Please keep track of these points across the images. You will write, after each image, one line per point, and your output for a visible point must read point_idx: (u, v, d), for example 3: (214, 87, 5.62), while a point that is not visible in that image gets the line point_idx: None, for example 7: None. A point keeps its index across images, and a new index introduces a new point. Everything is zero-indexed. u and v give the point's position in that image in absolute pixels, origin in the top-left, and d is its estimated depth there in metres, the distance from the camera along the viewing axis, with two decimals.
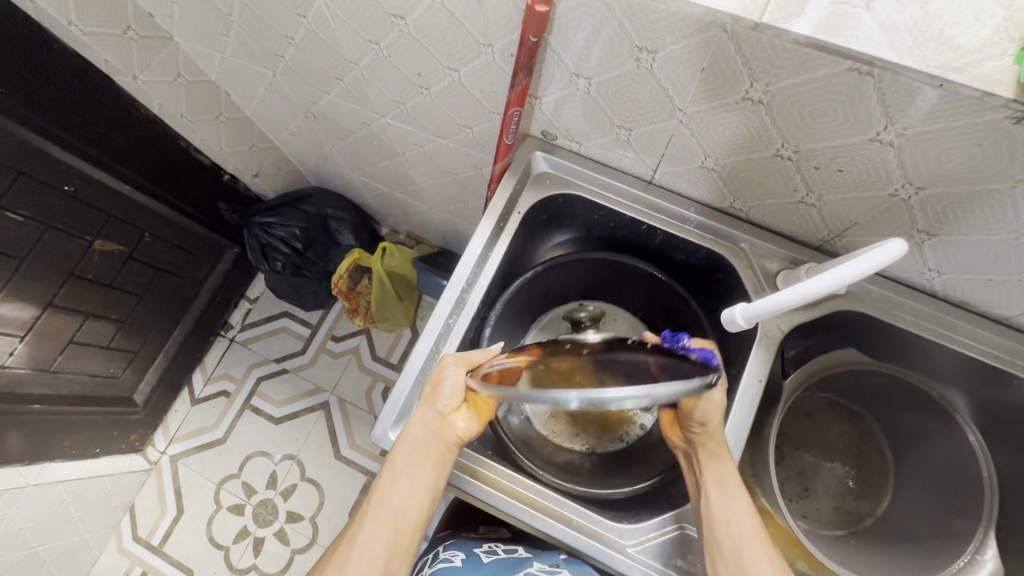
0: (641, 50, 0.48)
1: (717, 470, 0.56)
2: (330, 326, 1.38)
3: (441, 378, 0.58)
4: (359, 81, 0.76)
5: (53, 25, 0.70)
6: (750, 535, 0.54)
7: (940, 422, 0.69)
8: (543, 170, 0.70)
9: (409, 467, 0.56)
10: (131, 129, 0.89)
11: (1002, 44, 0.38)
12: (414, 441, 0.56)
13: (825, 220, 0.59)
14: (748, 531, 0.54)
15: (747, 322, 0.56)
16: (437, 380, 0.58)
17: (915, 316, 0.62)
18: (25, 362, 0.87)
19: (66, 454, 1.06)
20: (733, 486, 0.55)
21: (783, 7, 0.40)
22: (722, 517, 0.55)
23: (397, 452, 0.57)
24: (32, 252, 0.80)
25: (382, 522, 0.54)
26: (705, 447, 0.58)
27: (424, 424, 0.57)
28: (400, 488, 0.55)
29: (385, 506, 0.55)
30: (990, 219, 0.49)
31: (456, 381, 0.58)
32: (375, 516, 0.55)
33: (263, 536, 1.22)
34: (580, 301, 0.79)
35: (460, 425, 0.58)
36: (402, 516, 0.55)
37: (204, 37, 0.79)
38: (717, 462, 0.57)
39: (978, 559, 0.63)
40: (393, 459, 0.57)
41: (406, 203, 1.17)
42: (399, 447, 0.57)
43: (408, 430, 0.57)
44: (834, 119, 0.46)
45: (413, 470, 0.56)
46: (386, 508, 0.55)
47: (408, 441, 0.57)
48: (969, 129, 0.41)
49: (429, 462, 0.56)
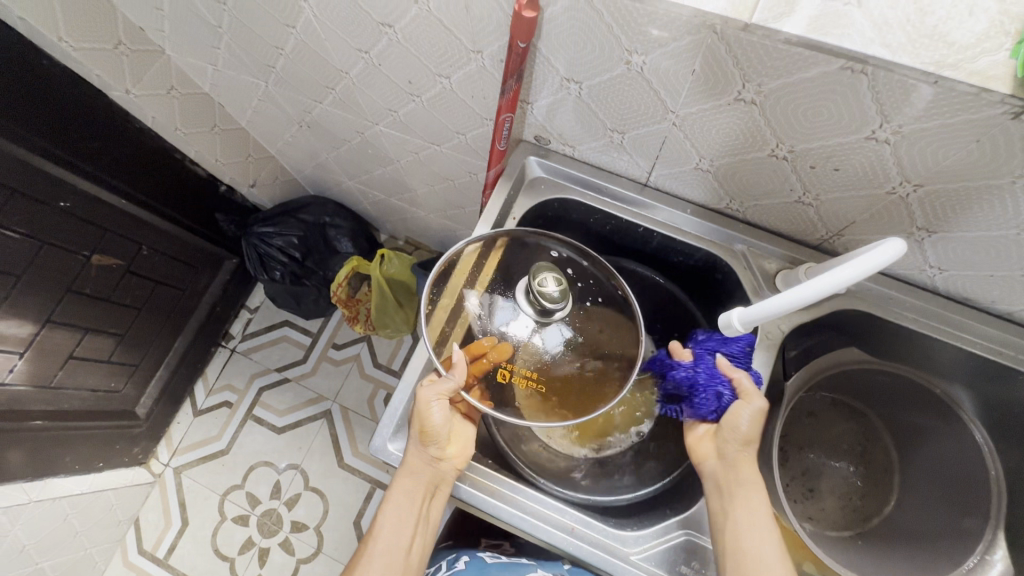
0: (631, 54, 0.47)
1: (749, 502, 0.54)
2: (331, 334, 1.38)
3: (427, 416, 0.57)
4: (350, 90, 0.76)
5: (44, 41, 0.69)
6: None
7: (945, 419, 0.68)
8: (537, 175, 0.69)
9: (406, 506, 0.58)
10: (126, 143, 0.88)
11: (997, 39, 0.37)
12: (409, 481, 0.58)
13: (823, 219, 0.58)
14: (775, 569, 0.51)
15: (745, 326, 0.56)
16: (422, 419, 0.57)
17: (917, 313, 0.62)
18: (25, 379, 0.87)
19: (69, 469, 1.06)
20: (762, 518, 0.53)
21: (773, 7, 0.40)
22: (749, 550, 0.52)
23: (394, 488, 0.59)
24: (30, 270, 0.79)
25: (381, 553, 0.58)
26: (738, 474, 0.55)
27: (420, 466, 0.58)
28: (399, 523, 0.59)
29: (392, 544, 0.58)
30: (991, 215, 0.48)
31: (441, 418, 0.57)
32: (375, 549, 0.58)
33: (269, 547, 1.22)
34: None
35: (454, 456, 0.59)
36: (401, 547, 0.58)
37: (196, 49, 0.79)
38: (748, 492, 0.54)
39: (987, 559, 0.63)
40: (391, 493, 0.59)
41: (404, 209, 1.17)
42: (398, 487, 0.58)
43: (404, 465, 0.59)
44: (829, 117, 0.45)
45: (415, 510, 0.59)
46: (385, 541, 0.58)
47: (402, 480, 0.58)
48: (967, 125, 0.41)
49: (426, 499, 0.59)
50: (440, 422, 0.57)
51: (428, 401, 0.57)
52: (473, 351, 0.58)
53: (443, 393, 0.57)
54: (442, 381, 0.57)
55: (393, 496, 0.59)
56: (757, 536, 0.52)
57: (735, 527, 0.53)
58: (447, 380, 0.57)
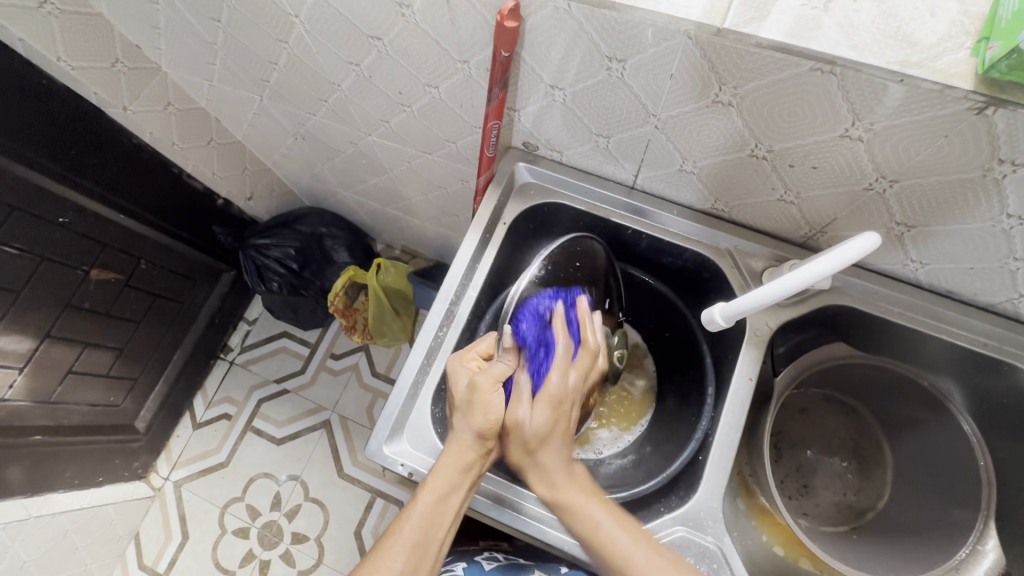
0: (611, 60, 0.49)
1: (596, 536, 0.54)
2: (329, 344, 1.39)
3: (489, 404, 0.56)
4: (343, 102, 0.77)
5: (43, 62, 0.71)
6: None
7: (936, 413, 0.68)
8: (527, 180, 0.70)
9: (451, 495, 0.55)
10: (123, 160, 0.90)
11: (959, 38, 0.39)
12: (457, 471, 0.56)
13: (806, 217, 0.59)
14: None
15: (728, 321, 0.57)
16: (483, 408, 0.56)
17: (902, 308, 0.62)
18: (25, 394, 0.88)
19: (68, 484, 1.06)
20: (622, 538, 0.54)
21: (744, 13, 0.41)
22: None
23: (436, 476, 0.55)
24: (29, 285, 0.81)
25: (412, 541, 0.53)
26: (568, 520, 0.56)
27: (469, 449, 0.56)
28: (440, 513, 0.55)
29: (416, 531, 0.54)
30: (967, 210, 0.49)
31: (501, 406, 0.57)
32: (406, 537, 0.53)
33: (269, 559, 1.22)
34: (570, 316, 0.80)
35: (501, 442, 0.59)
36: (435, 538, 0.54)
37: (191, 65, 0.81)
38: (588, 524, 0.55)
39: (979, 550, 0.63)
40: (431, 481, 0.55)
41: (399, 218, 1.18)
42: (443, 471, 0.55)
43: (452, 453, 0.56)
44: (804, 118, 0.47)
45: (452, 496, 0.55)
46: (421, 529, 0.54)
47: (450, 467, 0.55)
48: (935, 122, 0.42)
49: (467, 490, 0.57)
50: (500, 409, 0.57)
51: (486, 388, 0.57)
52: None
53: (500, 377, 0.57)
54: (495, 366, 0.58)
55: (434, 486, 0.55)
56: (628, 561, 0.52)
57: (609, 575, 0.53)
58: (502, 364, 0.59)
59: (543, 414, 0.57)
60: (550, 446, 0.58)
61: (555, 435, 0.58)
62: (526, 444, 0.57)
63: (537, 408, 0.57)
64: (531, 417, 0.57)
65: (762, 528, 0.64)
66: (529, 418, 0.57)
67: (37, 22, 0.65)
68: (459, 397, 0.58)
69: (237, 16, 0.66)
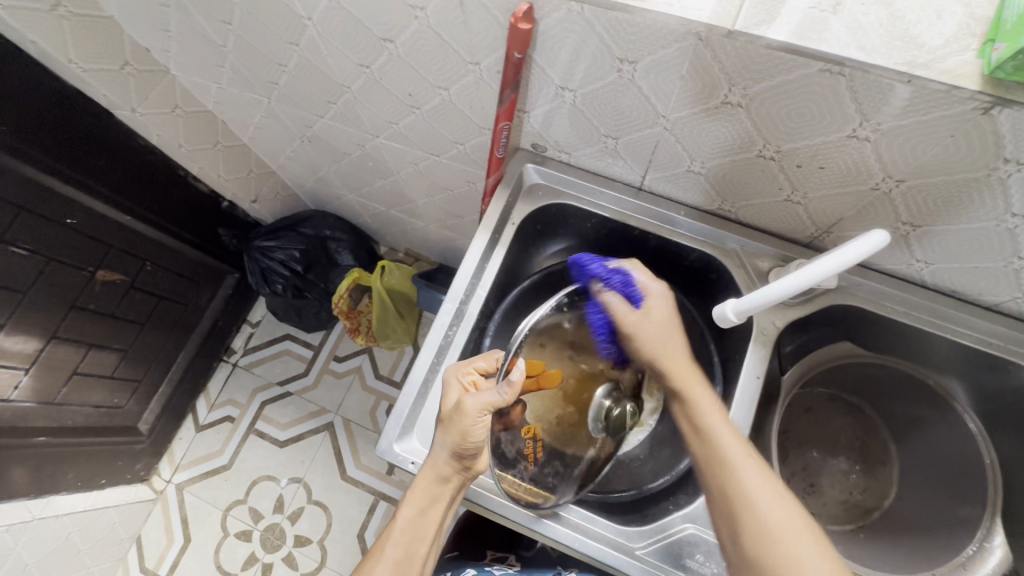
0: (622, 61, 0.50)
1: (724, 450, 0.50)
2: (332, 346, 1.39)
3: (468, 428, 0.54)
4: (351, 104, 0.78)
5: (54, 65, 0.72)
6: (811, 548, 0.44)
7: (939, 411, 0.70)
8: (535, 181, 0.71)
9: (428, 510, 0.56)
10: (131, 161, 0.91)
11: (965, 40, 0.40)
12: (434, 486, 0.56)
13: (812, 217, 0.60)
14: (790, 540, 0.45)
15: (739, 317, 0.57)
16: (462, 430, 0.54)
17: (907, 308, 0.63)
18: (30, 396, 0.88)
19: (71, 486, 1.06)
20: (754, 469, 0.48)
21: (754, 15, 0.42)
22: (744, 502, 0.47)
23: (414, 492, 0.56)
24: (35, 286, 0.81)
25: (393, 558, 0.55)
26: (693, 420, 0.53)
27: (442, 463, 0.56)
28: (420, 527, 0.57)
29: (395, 549, 0.55)
30: (973, 209, 0.50)
31: (482, 431, 0.54)
32: (389, 555, 0.55)
33: (272, 562, 1.21)
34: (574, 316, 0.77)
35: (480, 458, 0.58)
36: (417, 553, 0.56)
37: (200, 68, 0.81)
38: (719, 435, 0.51)
39: (987, 546, 0.64)
40: (410, 495, 0.57)
41: (404, 220, 1.19)
42: (417, 488, 0.56)
43: (428, 466, 0.56)
44: (812, 118, 0.48)
45: (428, 512, 0.57)
46: (403, 544, 0.56)
47: (425, 483, 0.56)
48: (940, 121, 0.43)
49: (447, 502, 0.57)
50: (482, 436, 0.55)
51: (471, 413, 0.54)
52: (528, 368, 0.59)
53: (489, 406, 0.54)
54: (487, 393, 0.54)
55: (413, 501, 0.56)
56: (753, 489, 0.47)
57: (713, 472, 0.50)
58: (496, 393, 0.54)
59: (661, 310, 0.57)
60: (671, 343, 0.56)
61: (675, 326, 0.57)
62: (654, 339, 0.56)
63: (651, 312, 0.57)
64: (643, 322, 0.56)
65: None
66: (644, 320, 0.57)
67: (50, 24, 0.66)
68: (447, 407, 0.56)
69: (248, 18, 0.67)
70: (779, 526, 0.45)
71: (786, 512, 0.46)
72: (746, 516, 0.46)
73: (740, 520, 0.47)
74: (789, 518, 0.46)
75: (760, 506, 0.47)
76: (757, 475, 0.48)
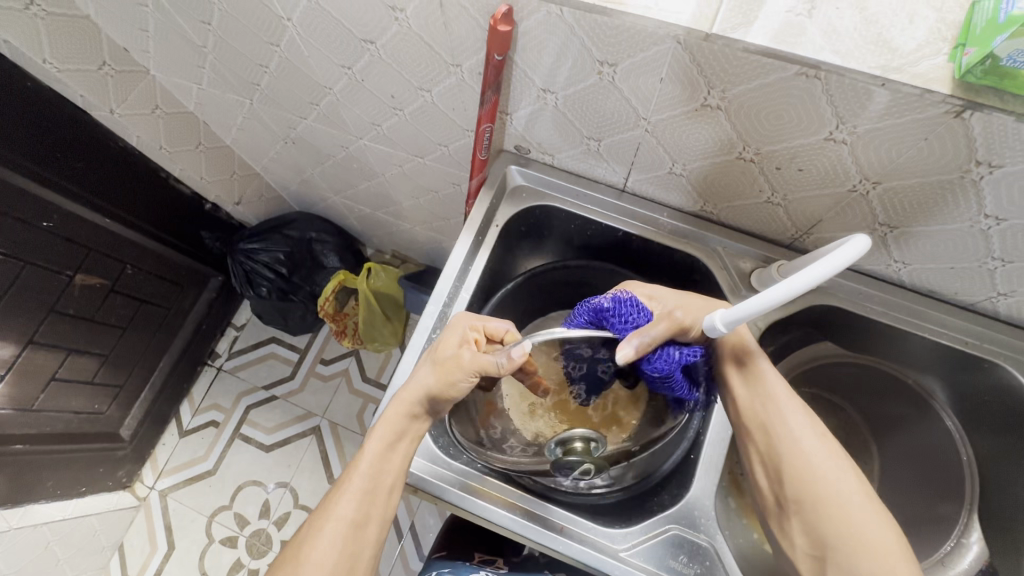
0: (602, 64, 0.50)
1: (772, 394, 0.53)
2: (319, 349, 1.38)
3: (455, 380, 0.55)
4: (334, 106, 0.77)
5: (29, 65, 0.70)
6: (846, 488, 0.49)
7: (917, 409, 0.71)
8: (519, 183, 0.71)
9: (396, 444, 0.56)
10: (108, 163, 0.89)
11: (936, 44, 0.41)
12: (404, 419, 0.56)
13: (791, 218, 0.61)
14: (832, 478, 0.49)
15: (725, 326, 0.50)
16: (449, 378, 0.55)
17: (886, 307, 0.64)
18: (6, 402, 0.86)
19: (50, 494, 1.04)
20: (798, 414, 0.52)
21: (732, 18, 0.42)
22: (788, 442, 0.51)
23: (382, 424, 0.56)
24: (11, 290, 0.79)
25: (360, 490, 0.53)
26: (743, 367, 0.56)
27: (415, 395, 0.56)
28: (386, 463, 0.55)
29: (361, 481, 0.53)
30: (950, 211, 0.51)
31: (466, 387, 0.55)
32: (355, 487, 0.53)
33: (258, 568, 1.20)
34: (546, 318, 0.76)
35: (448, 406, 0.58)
36: (383, 486, 0.54)
37: (180, 68, 0.80)
38: (768, 382, 0.54)
39: (964, 543, 0.66)
40: (378, 430, 0.56)
41: (389, 222, 1.18)
42: (386, 420, 0.56)
43: (400, 401, 0.56)
44: (791, 120, 0.48)
45: (394, 445, 0.56)
46: (371, 477, 0.54)
47: (395, 415, 0.56)
48: (915, 124, 0.43)
49: (415, 439, 0.57)
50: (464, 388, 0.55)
51: (466, 366, 0.55)
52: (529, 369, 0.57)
53: (485, 368, 0.54)
54: (486, 356, 0.54)
55: (380, 435, 0.55)
56: (797, 433, 0.51)
57: (760, 412, 0.53)
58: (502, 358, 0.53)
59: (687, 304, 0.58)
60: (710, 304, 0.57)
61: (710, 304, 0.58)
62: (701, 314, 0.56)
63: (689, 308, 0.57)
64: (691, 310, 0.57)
65: (752, 526, 0.67)
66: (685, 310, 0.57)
67: (25, 24, 0.64)
68: (442, 353, 0.57)
69: (227, 19, 0.66)
70: (818, 466, 0.50)
71: (825, 458, 0.50)
72: (788, 455, 0.51)
73: (781, 458, 0.51)
74: (828, 462, 0.50)
75: (804, 448, 0.51)
76: (801, 422, 0.52)
